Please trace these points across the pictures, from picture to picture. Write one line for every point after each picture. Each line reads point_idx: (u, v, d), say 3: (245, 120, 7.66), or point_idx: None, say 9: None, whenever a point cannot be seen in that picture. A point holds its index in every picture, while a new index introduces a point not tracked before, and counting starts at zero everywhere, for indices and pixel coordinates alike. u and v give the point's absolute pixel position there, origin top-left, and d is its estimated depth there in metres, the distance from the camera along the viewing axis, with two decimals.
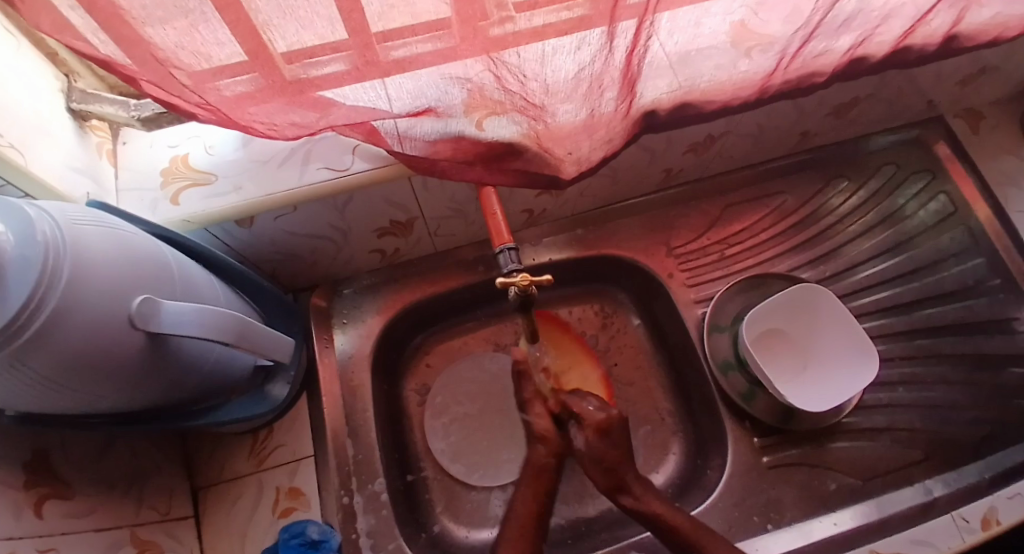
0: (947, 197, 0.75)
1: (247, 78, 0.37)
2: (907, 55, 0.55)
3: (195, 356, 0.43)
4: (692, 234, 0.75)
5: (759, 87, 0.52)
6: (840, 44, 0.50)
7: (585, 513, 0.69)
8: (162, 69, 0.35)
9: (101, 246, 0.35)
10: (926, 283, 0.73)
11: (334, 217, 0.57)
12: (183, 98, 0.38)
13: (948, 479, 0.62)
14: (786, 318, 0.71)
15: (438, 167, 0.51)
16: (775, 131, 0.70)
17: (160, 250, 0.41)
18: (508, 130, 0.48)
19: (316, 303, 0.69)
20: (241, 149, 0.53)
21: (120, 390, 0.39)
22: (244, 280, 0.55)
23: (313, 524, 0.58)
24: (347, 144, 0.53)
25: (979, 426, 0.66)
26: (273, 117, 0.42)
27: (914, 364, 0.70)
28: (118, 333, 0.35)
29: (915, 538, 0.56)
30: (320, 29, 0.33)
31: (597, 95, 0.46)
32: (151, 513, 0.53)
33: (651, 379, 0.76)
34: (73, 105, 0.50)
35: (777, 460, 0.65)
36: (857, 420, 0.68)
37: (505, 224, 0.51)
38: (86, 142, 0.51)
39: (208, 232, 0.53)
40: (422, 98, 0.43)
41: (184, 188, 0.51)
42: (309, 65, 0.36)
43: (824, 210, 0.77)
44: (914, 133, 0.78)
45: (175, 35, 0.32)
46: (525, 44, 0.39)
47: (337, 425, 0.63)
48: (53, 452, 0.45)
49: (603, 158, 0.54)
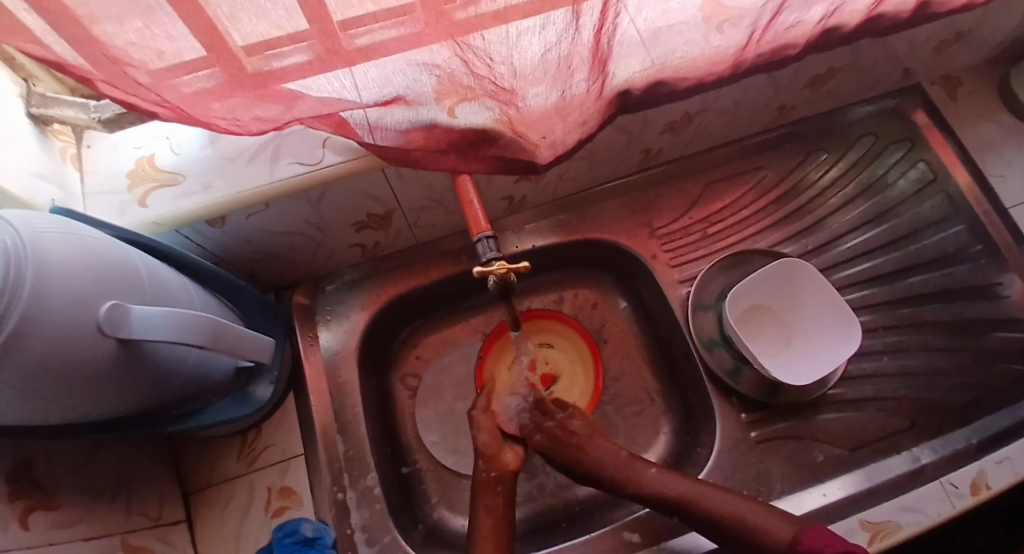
0: (926, 165, 0.76)
1: (207, 74, 0.35)
2: (879, 23, 0.54)
3: (173, 360, 0.43)
4: (675, 214, 0.75)
5: (732, 62, 0.51)
6: (811, 14, 0.50)
7: (577, 495, 0.70)
8: (117, 68, 0.34)
9: (65, 253, 0.34)
10: (908, 252, 0.74)
11: (309, 213, 0.56)
12: (141, 96, 0.37)
13: (935, 445, 0.63)
14: (769, 293, 0.71)
15: (411, 156, 0.50)
16: (752, 107, 0.69)
17: (128, 255, 0.40)
18: (480, 116, 0.47)
19: (299, 301, 0.68)
20: (209, 147, 0.52)
21: (96, 399, 0.38)
22: (221, 281, 0.54)
23: (306, 522, 0.58)
24: (317, 137, 0.52)
25: (964, 391, 0.67)
26: (237, 113, 0.41)
27: (897, 332, 0.71)
28: (86, 341, 0.34)
29: (905, 505, 0.57)
30: (277, 20, 0.32)
31: (568, 77, 0.45)
32: (142, 519, 0.53)
33: (638, 361, 0.76)
34: (34, 110, 0.49)
35: (765, 434, 0.66)
36: (842, 391, 0.69)
37: (482, 212, 0.50)
38: (49, 147, 0.50)
39: (180, 234, 0.52)
40: (390, 86, 0.42)
41: (153, 189, 0.50)
42: (271, 57, 0.35)
43: (805, 184, 0.77)
44: (891, 103, 0.78)
45: (126, 33, 0.31)
46: (490, 27, 0.38)
47: (326, 421, 0.64)
48: (39, 463, 0.45)
49: (579, 141, 0.54)
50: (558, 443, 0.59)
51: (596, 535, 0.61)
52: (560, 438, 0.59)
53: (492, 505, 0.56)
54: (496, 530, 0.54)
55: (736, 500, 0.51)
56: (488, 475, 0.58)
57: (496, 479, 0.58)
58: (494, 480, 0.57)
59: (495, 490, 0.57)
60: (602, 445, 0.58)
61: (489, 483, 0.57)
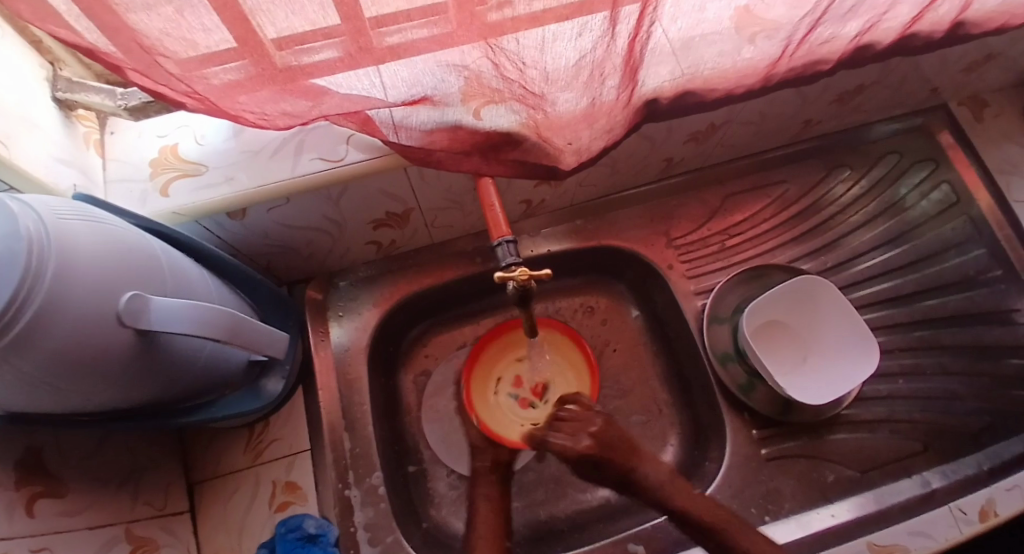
0: (949, 186, 0.74)
1: (236, 66, 0.35)
2: (913, 43, 0.54)
3: (189, 351, 0.42)
4: (693, 225, 0.74)
5: (764, 75, 0.51)
6: (846, 30, 0.49)
7: (580, 504, 0.69)
8: (149, 58, 0.33)
9: (88, 240, 0.34)
10: (928, 274, 0.73)
11: (328, 208, 0.56)
12: (169, 86, 0.37)
13: (946, 470, 0.62)
14: (786, 309, 0.70)
15: (434, 158, 0.49)
16: (777, 120, 0.68)
17: (149, 244, 0.40)
18: (506, 119, 0.47)
19: (312, 296, 0.68)
20: (231, 139, 0.52)
21: (109, 389, 0.38)
22: (237, 272, 0.53)
23: (310, 518, 0.58)
24: (340, 133, 0.52)
25: (979, 417, 0.66)
26: (263, 107, 0.40)
27: (914, 355, 0.70)
28: (104, 331, 0.34)
29: (913, 529, 0.57)
30: (311, 15, 0.32)
31: (598, 83, 0.44)
32: (146, 508, 0.53)
33: (649, 370, 0.75)
34: (59, 95, 0.48)
35: (775, 452, 0.65)
36: (857, 412, 0.68)
37: (503, 215, 0.50)
38: (73, 132, 0.49)
39: (199, 225, 0.52)
40: (418, 86, 0.41)
41: (174, 179, 0.50)
42: (301, 52, 0.35)
43: (827, 200, 0.76)
44: (918, 121, 0.76)
45: (159, 22, 0.31)
46: (524, 31, 0.37)
47: (334, 417, 0.63)
48: (47, 450, 0.45)
49: (603, 148, 0.53)
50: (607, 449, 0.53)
51: (601, 544, 0.60)
52: (606, 440, 0.54)
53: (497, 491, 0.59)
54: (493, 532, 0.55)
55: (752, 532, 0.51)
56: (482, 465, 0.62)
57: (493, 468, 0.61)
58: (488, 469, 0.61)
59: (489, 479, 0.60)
60: (643, 456, 0.55)
61: (483, 473, 0.60)
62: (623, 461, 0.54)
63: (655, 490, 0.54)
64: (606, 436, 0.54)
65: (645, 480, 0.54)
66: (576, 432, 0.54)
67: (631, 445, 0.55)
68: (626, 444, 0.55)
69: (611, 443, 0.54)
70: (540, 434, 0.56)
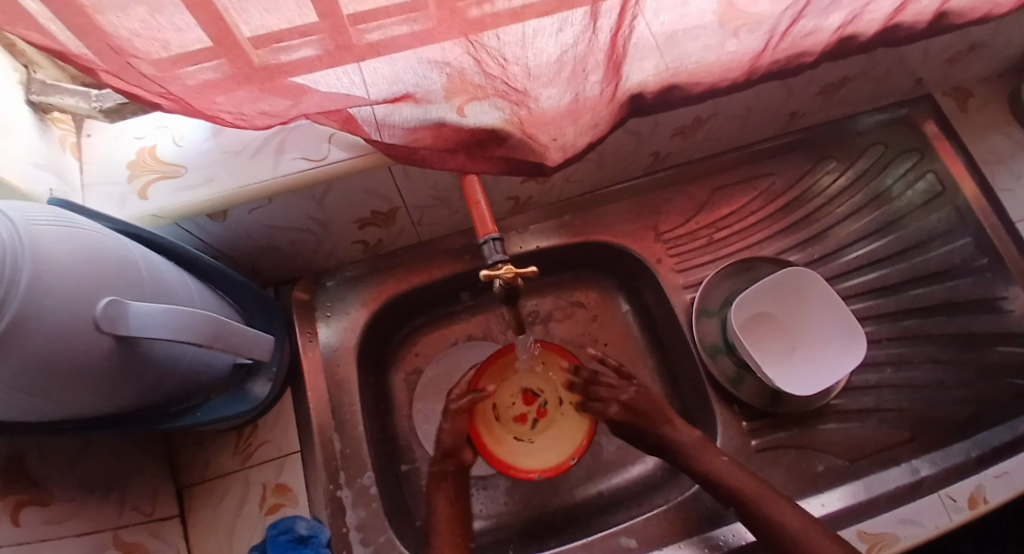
0: (934, 176, 0.75)
1: (212, 66, 0.34)
2: (897, 34, 0.54)
3: (170, 357, 0.42)
4: (681, 219, 0.74)
5: (748, 68, 0.51)
6: (830, 22, 0.49)
7: (572, 499, 0.69)
8: (121, 59, 0.33)
9: (64, 247, 0.33)
10: (914, 264, 0.74)
11: (312, 208, 0.55)
12: (143, 87, 0.36)
13: (935, 458, 0.63)
14: (775, 302, 0.71)
15: (418, 155, 0.49)
16: (763, 113, 0.68)
17: (127, 249, 0.39)
18: (490, 116, 0.46)
19: (299, 296, 0.67)
20: (211, 139, 0.51)
21: (90, 396, 0.37)
22: (219, 276, 0.53)
23: (301, 520, 0.58)
24: (323, 132, 0.51)
25: (965, 405, 0.67)
26: (242, 107, 0.40)
27: (900, 345, 0.71)
28: (82, 338, 0.33)
29: (903, 517, 0.58)
30: (287, 13, 0.31)
31: (582, 79, 0.44)
32: (134, 514, 0.52)
33: (639, 365, 0.76)
34: (33, 98, 0.47)
35: (765, 443, 0.66)
36: (845, 402, 0.69)
37: (489, 213, 0.50)
38: (48, 135, 0.48)
39: (180, 228, 0.51)
40: (399, 83, 0.41)
41: (154, 181, 0.49)
42: (279, 50, 0.34)
43: (814, 191, 0.76)
44: (903, 112, 0.77)
45: (131, 22, 0.30)
46: (505, 27, 0.37)
47: (323, 417, 0.63)
48: (30, 457, 0.44)
49: (588, 144, 0.53)
50: (639, 414, 0.62)
51: (593, 539, 0.60)
52: (636, 410, 0.62)
53: (451, 496, 0.59)
54: (453, 525, 0.57)
55: (779, 505, 0.53)
56: (443, 468, 0.60)
57: (453, 472, 0.60)
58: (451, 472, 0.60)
59: (451, 482, 0.60)
60: (677, 424, 0.60)
61: (442, 477, 0.60)
62: (654, 430, 0.61)
63: (681, 454, 0.59)
64: (636, 406, 0.62)
65: (678, 448, 0.59)
66: (610, 400, 0.63)
67: (662, 419, 0.61)
68: (659, 412, 0.61)
69: (640, 412, 0.62)
70: (584, 396, 0.67)
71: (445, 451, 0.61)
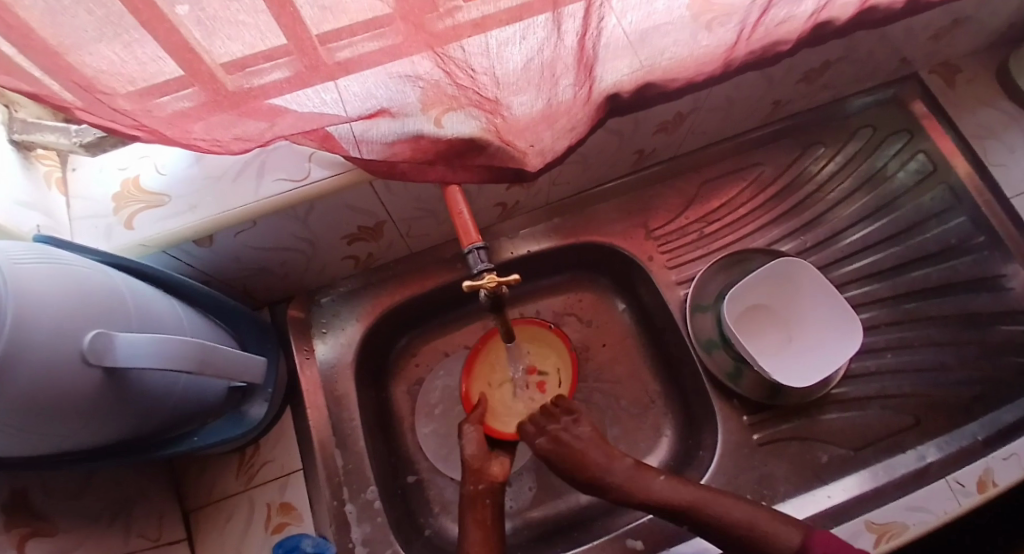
0: (926, 155, 0.74)
1: (187, 94, 0.35)
2: (874, 15, 0.53)
3: (160, 387, 0.42)
4: (671, 214, 0.74)
5: (723, 60, 0.51)
6: (803, 9, 0.48)
7: (579, 502, 0.69)
8: (93, 95, 0.33)
9: (48, 283, 0.34)
10: (910, 245, 0.73)
11: (297, 228, 0.55)
12: (117, 121, 0.36)
13: (942, 442, 0.62)
14: (768, 293, 0.70)
15: (398, 169, 0.49)
16: (746, 103, 0.68)
17: (112, 282, 0.39)
18: (467, 125, 0.47)
19: (294, 315, 0.68)
20: (193, 167, 0.51)
21: (83, 429, 0.38)
22: (210, 301, 0.54)
23: (307, 538, 0.57)
24: (302, 152, 0.51)
25: (970, 386, 0.66)
26: (217, 133, 0.40)
27: (900, 329, 0.70)
28: (71, 371, 0.34)
29: (911, 505, 0.56)
30: (249, 39, 0.31)
31: (553, 83, 0.44)
32: (141, 540, 0.52)
33: (638, 363, 0.75)
34: (15, 137, 0.49)
35: (767, 436, 0.65)
36: (847, 389, 0.68)
37: (472, 223, 0.49)
38: (32, 173, 0.49)
39: (168, 255, 0.52)
40: (372, 99, 0.41)
41: (139, 211, 0.50)
42: (250, 75, 0.34)
43: (804, 178, 0.76)
44: (890, 92, 0.76)
45: (99, 60, 0.30)
46: (469, 38, 0.37)
47: (324, 435, 0.63)
48: (32, 491, 0.44)
49: (568, 146, 0.54)
50: (563, 448, 0.59)
51: (597, 543, 0.60)
52: (562, 441, 0.59)
53: (478, 521, 0.55)
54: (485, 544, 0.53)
55: (731, 502, 0.52)
56: (477, 489, 0.58)
57: (486, 491, 0.58)
58: (483, 494, 0.58)
59: (483, 503, 0.57)
60: (610, 457, 0.58)
61: (475, 497, 0.57)
62: (575, 458, 0.58)
63: (618, 487, 0.56)
64: (565, 437, 0.59)
65: (609, 478, 0.56)
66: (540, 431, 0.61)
67: (579, 449, 0.58)
68: (590, 439, 0.59)
69: (568, 442, 0.59)
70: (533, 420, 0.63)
71: (470, 472, 0.60)
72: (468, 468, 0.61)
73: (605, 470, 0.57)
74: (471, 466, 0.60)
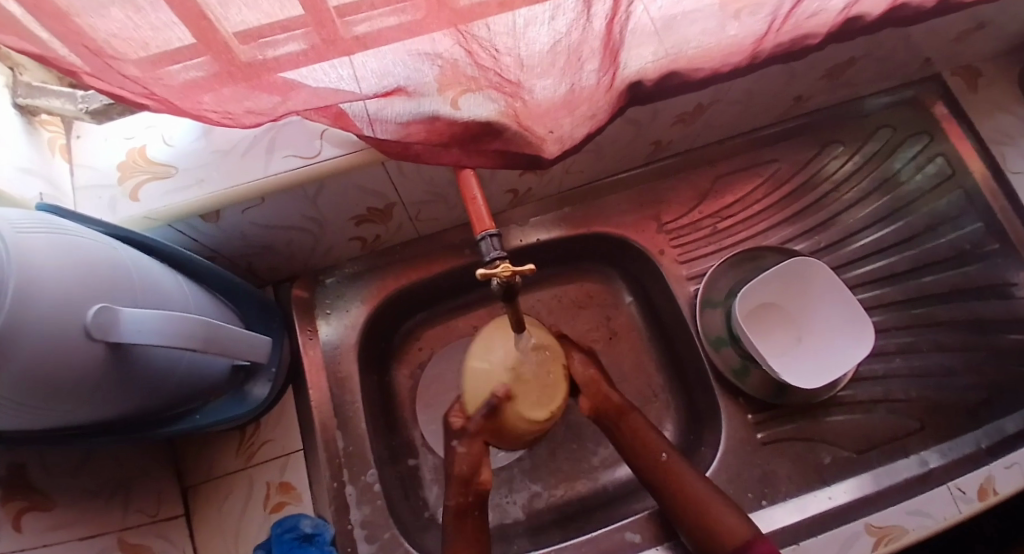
0: (944, 159, 0.73)
1: (198, 63, 0.33)
2: (904, 12, 0.52)
3: (164, 365, 0.42)
4: (684, 208, 0.73)
5: (750, 52, 0.49)
6: (834, 3, 0.47)
7: (577, 491, 0.69)
8: (102, 61, 0.32)
9: (52, 254, 0.33)
10: (923, 250, 0.72)
11: (305, 207, 0.54)
12: (126, 89, 0.35)
13: (944, 449, 0.62)
14: (777, 292, 0.70)
15: (412, 150, 0.48)
16: (765, 98, 0.67)
17: (118, 256, 0.38)
18: (485, 108, 0.45)
19: (299, 295, 0.67)
20: (201, 139, 0.50)
21: (87, 404, 0.37)
22: (216, 279, 0.53)
23: (306, 518, 0.58)
24: (314, 129, 0.50)
25: (977, 392, 0.65)
26: (228, 106, 0.38)
27: (909, 334, 0.70)
28: (76, 347, 0.33)
29: (910, 509, 0.56)
30: (267, 7, 0.30)
31: (577, 68, 0.43)
32: (140, 515, 0.52)
33: (641, 356, 0.75)
34: (19, 101, 0.47)
35: (771, 436, 0.65)
36: (854, 392, 0.68)
37: (486, 210, 0.47)
38: (36, 138, 0.48)
39: (173, 229, 0.50)
40: (389, 77, 0.39)
41: (144, 182, 0.48)
42: (265, 46, 0.33)
43: (819, 177, 0.75)
44: (911, 93, 0.74)
45: (109, 24, 0.29)
46: (494, 16, 0.36)
47: (326, 417, 0.63)
48: (31, 466, 0.43)
49: (587, 134, 0.52)
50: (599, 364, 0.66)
51: (598, 533, 0.60)
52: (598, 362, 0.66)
53: (475, 528, 0.55)
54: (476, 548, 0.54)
55: (694, 477, 0.55)
56: (463, 500, 0.56)
57: (474, 504, 0.56)
58: (473, 504, 0.56)
59: (472, 515, 0.56)
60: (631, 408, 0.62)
61: (466, 507, 0.56)
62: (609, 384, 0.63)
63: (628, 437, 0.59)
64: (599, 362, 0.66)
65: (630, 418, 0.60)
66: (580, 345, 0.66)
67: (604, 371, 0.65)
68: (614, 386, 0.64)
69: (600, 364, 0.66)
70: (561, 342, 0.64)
71: (455, 482, 0.56)
72: (455, 476, 0.56)
73: (622, 413, 0.60)
74: (461, 474, 0.56)
